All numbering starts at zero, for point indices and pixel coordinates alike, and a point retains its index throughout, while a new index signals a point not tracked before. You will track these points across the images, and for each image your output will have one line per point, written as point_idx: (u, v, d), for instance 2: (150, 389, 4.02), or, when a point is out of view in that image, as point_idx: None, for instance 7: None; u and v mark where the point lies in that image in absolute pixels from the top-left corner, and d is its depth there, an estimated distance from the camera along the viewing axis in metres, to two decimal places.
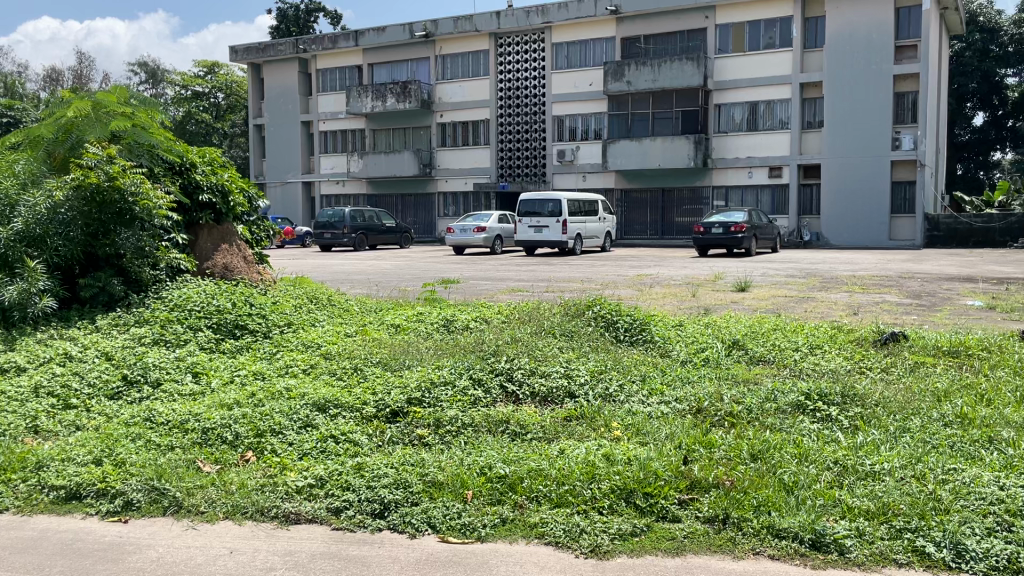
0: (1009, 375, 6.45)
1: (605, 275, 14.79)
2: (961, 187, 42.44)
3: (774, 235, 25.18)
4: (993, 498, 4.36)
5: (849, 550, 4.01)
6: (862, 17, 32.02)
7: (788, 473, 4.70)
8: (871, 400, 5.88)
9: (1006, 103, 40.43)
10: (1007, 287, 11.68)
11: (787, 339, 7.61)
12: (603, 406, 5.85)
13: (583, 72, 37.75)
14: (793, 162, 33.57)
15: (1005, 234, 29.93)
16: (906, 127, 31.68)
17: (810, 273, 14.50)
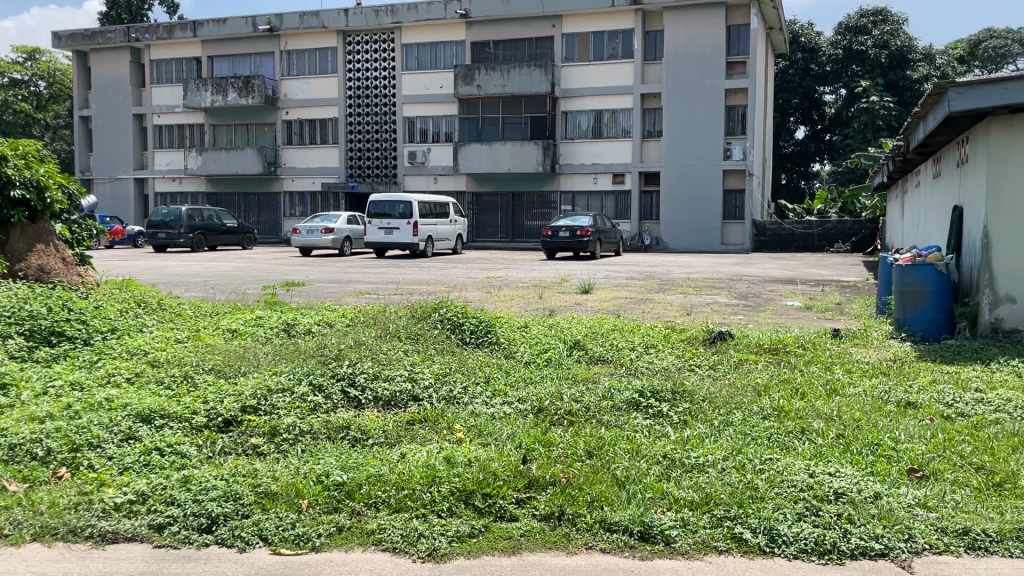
0: (823, 371, 6.98)
1: (453, 278, 14.86)
2: (785, 195, 45.69)
3: (617, 240, 26.11)
4: (803, 485, 4.72)
5: (674, 540, 4.21)
6: (697, 33, 33.81)
7: (621, 469, 4.89)
8: (699, 396, 6.20)
9: (824, 118, 43.91)
10: (821, 288, 12.68)
11: (624, 339, 7.88)
12: (445, 408, 5.85)
13: (433, 74, 37.76)
14: (634, 170, 34.99)
15: (823, 239, 32.57)
16: (737, 139, 33.74)
17: (648, 276, 15.18)
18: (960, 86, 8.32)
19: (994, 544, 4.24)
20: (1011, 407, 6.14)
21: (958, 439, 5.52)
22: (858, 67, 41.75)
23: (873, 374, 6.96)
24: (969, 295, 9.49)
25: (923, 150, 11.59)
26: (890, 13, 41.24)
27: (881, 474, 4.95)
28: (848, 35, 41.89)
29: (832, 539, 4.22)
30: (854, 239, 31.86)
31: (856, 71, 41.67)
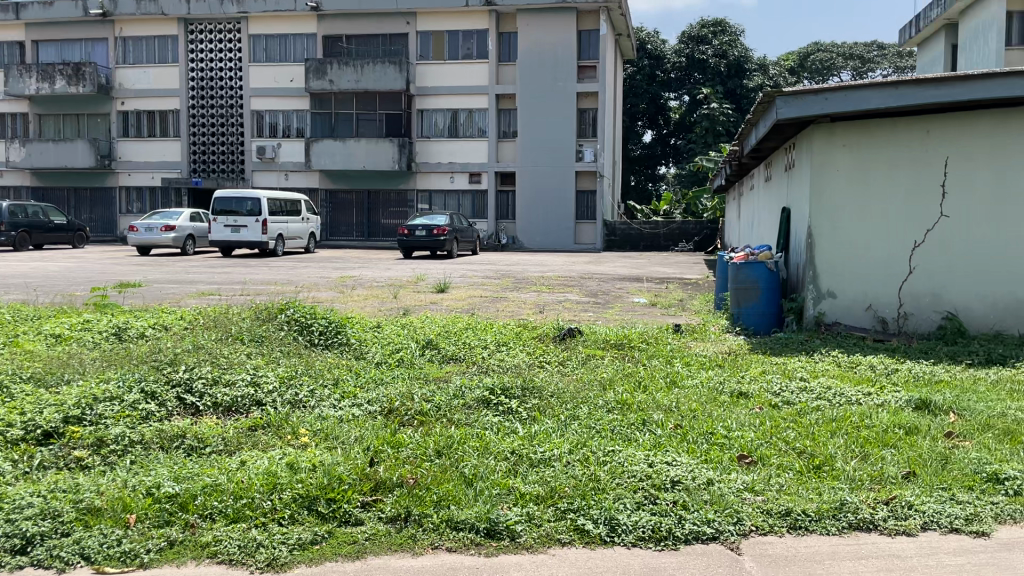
0: (665, 365, 7.29)
1: (305, 277, 14.51)
2: (633, 196, 47.51)
3: (474, 238, 26.29)
4: (642, 475, 4.92)
5: (519, 535, 4.27)
6: (548, 35, 34.55)
7: (469, 466, 4.91)
8: (547, 392, 6.32)
9: (669, 122, 45.81)
10: (666, 284, 13.25)
11: (476, 337, 7.92)
12: (290, 413, 5.67)
13: (282, 68, 36.65)
14: (491, 169, 35.31)
15: (668, 239, 34.02)
16: (588, 141, 34.74)
17: (503, 274, 15.39)
18: (787, 95, 8.96)
19: (813, 523, 4.58)
20: (830, 394, 6.67)
21: (784, 425, 5.92)
22: (699, 75, 43.74)
23: (710, 366, 7.35)
24: (796, 290, 10.21)
25: (757, 155, 12.33)
26: (729, 24, 43.84)
27: (714, 461, 5.25)
28: (690, 44, 44.13)
29: (668, 525, 4.42)
30: (697, 239, 33.57)
31: (698, 79, 43.79)
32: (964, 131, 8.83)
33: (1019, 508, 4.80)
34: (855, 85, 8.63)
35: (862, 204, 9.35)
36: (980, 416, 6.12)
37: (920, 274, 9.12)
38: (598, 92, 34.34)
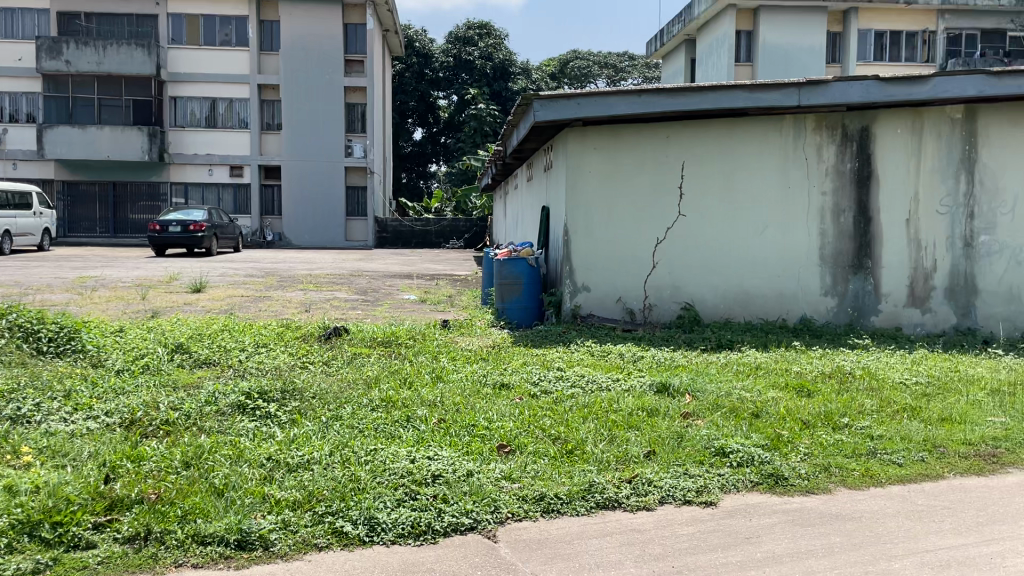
0: (431, 360, 7.36)
1: (37, 278, 13.04)
2: (405, 194, 47.88)
3: (236, 235, 25.05)
4: (404, 471, 4.92)
5: (272, 544, 4.10)
6: (313, 27, 33.65)
7: (220, 476, 4.64)
8: (308, 393, 6.15)
9: (438, 121, 46.49)
10: (435, 281, 13.39)
11: (233, 339, 7.55)
12: (9, 431, 5.04)
13: (9, 45, 32.83)
14: (253, 162, 33.79)
15: (439, 236, 35.00)
16: (357, 136, 34.40)
17: (267, 273, 14.76)
18: (543, 98, 9.29)
19: (564, 505, 4.83)
20: (584, 381, 7.08)
21: (541, 413, 6.19)
22: (467, 76, 44.82)
23: (474, 360, 7.53)
24: (555, 285, 10.73)
25: (519, 155, 12.80)
26: (494, 28, 45.34)
27: (475, 452, 5.38)
28: (457, 44, 44.99)
29: (427, 520, 4.46)
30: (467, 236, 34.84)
31: (465, 79, 44.69)
32: (698, 139, 9.80)
33: (741, 477, 5.37)
34: (604, 92, 9.19)
35: (613, 204, 10.01)
36: (710, 397, 6.79)
37: (663, 267, 9.96)
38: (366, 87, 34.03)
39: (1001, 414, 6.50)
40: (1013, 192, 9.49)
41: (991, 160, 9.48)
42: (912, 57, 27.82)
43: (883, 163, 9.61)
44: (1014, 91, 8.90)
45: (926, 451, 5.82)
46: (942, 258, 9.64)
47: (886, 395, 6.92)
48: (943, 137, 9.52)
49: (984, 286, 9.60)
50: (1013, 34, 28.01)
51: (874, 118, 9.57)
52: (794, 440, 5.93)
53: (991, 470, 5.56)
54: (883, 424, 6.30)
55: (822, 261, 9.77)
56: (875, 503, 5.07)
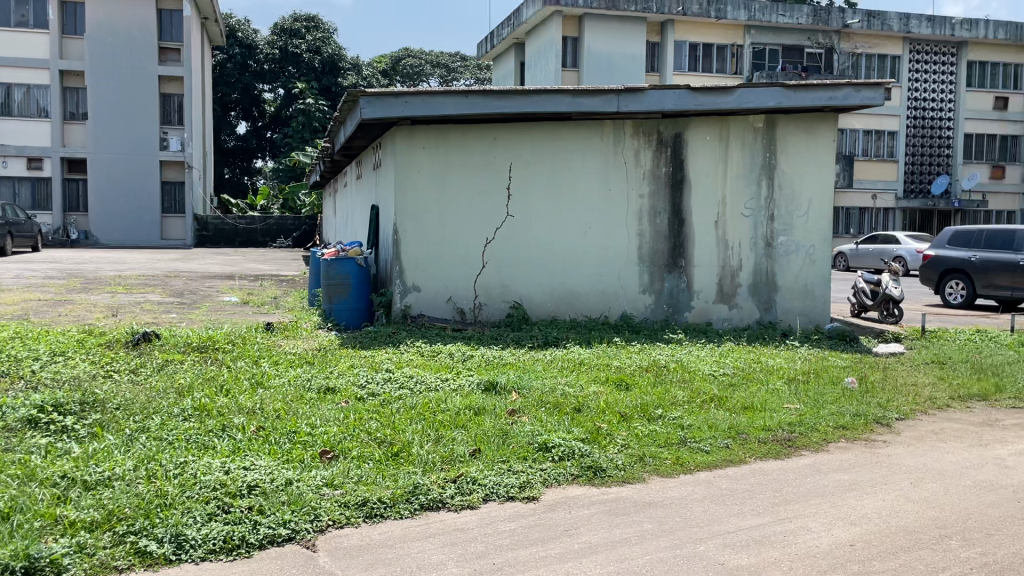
0: (251, 366, 7.05)
1: None
2: (227, 189, 45.50)
3: (34, 233, 22.97)
4: (216, 484, 4.68)
5: (65, 569, 3.78)
6: (123, 11, 31.44)
7: (4, 499, 4.22)
8: (111, 404, 5.73)
9: (264, 116, 44.82)
10: (259, 282, 12.88)
11: (24, 348, 6.89)
12: None
13: None
14: (54, 155, 31.17)
15: (265, 234, 34.23)
16: (173, 129, 32.41)
17: (69, 274, 13.63)
18: (370, 95, 9.13)
19: (387, 509, 4.77)
20: (411, 382, 7.02)
21: (366, 417, 6.08)
22: (293, 69, 43.68)
23: (297, 364, 7.29)
24: (384, 285, 10.60)
25: (348, 153, 12.56)
26: (322, 21, 44.19)
27: (295, 460, 5.21)
28: (283, 36, 43.56)
29: (241, 533, 4.26)
30: (295, 234, 34.33)
31: (292, 73, 43.57)
32: (524, 141, 10.01)
33: (561, 471, 5.53)
34: (430, 92, 9.18)
35: (442, 204, 10.02)
36: (535, 393, 6.95)
37: (491, 267, 10.09)
38: (183, 77, 32.17)
39: (796, 401, 7.08)
40: (807, 197, 10.34)
41: (787, 166, 10.28)
42: (722, 69, 29.68)
43: (695, 168, 10.22)
44: (806, 104, 9.71)
45: (730, 438, 6.23)
46: (746, 257, 10.36)
47: (697, 386, 7.37)
48: (746, 145, 10.23)
49: (783, 283, 10.40)
50: (809, 51, 30.51)
51: (686, 125, 10.15)
52: (613, 432, 6.18)
53: (786, 453, 6.05)
54: (693, 414, 6.69)
55: (641, 261, 10.25)
56: (684, 489, 5.37)
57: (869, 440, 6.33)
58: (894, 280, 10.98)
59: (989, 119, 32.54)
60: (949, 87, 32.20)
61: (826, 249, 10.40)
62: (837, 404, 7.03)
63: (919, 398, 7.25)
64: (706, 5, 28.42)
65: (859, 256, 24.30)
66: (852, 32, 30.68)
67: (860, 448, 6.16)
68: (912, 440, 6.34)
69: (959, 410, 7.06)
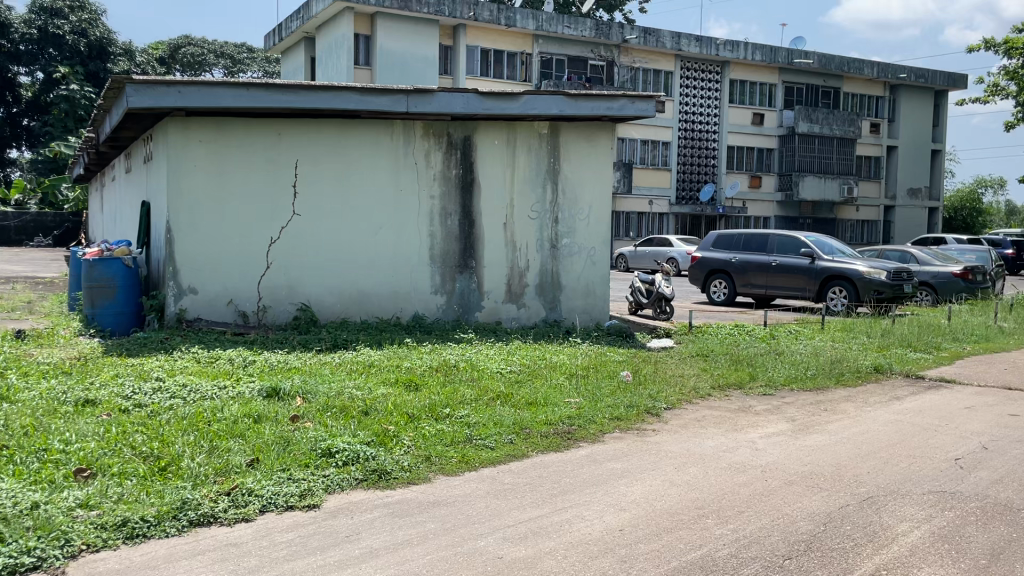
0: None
1: None
2: None
3: None
4: None
5: None
6: None
7: None
8: None
9: (20, 100, 41.13)
10: (12, 285, 11.62)
11: None
12: None
13: None
14: None
15: (20, 232, 30.93)
16: None
17: None
18: (138, 83, 8.51)
19: (151, 528, 4.44)
20: (185, 391, 6.59)
21: (132, 430, 5.63)
22: (55, 52, 39.56)
23: (51, 375, 6.62)
24: (157, 287, 9.90)
25: (117, 144, 11.62)
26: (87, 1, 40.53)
27: (46, 480, 4.73)
28: (42, 15, 39.31)
29: None
30: (56, 233, 31.33)
31: (53, 56, 39.45)
32: (311, 138, 9.75)
33: (345, 476, 5.40)
34: (206, 83, 8.69)
35: (223, 202, 9.53)
36: (320, 398, 6.75)
37: (277, 268, 9.74)
38: None
39: (576, 395, 7.41)
40: (588, 201, 10.85)
41: (570, 171, 10.74)
42: (513, 75, 30.53)
43: (483, 171, 10.42)
44: (586, 113, 10.18)
45: (515, 434, 6.41)
46: (533, 258, 10.71)
47: (484, 384, 7.51)
48: (532, 150, 10.58)
49: (567, 283, 10.85)
50: (592, 63, 32.09)
51: (474, 128, 10.32)
52: (399, 434, 6.13)
53: (565, 445, 6.32)
54: (479, 412, 6.80)
55: (431, 261, 10.30)
56: (467, 486, 5.44)
57: (640, 429, 6.76)
58: (666, 280, 11.84)
59: (747, 133, 36.01)
60: (714, 102, 35.23)
61: (606, 251, 10.96)
62: (613, 396, 7.44)
63: (685, 388, 7.84)
64: (496, 12, 29.12)
65: (638, 257, 25.95)
66: (631, 47, 32.67)
67: (632, 438, 6.56)
68: (678, 427, 6.85)
69: (719, 398, 7.71)
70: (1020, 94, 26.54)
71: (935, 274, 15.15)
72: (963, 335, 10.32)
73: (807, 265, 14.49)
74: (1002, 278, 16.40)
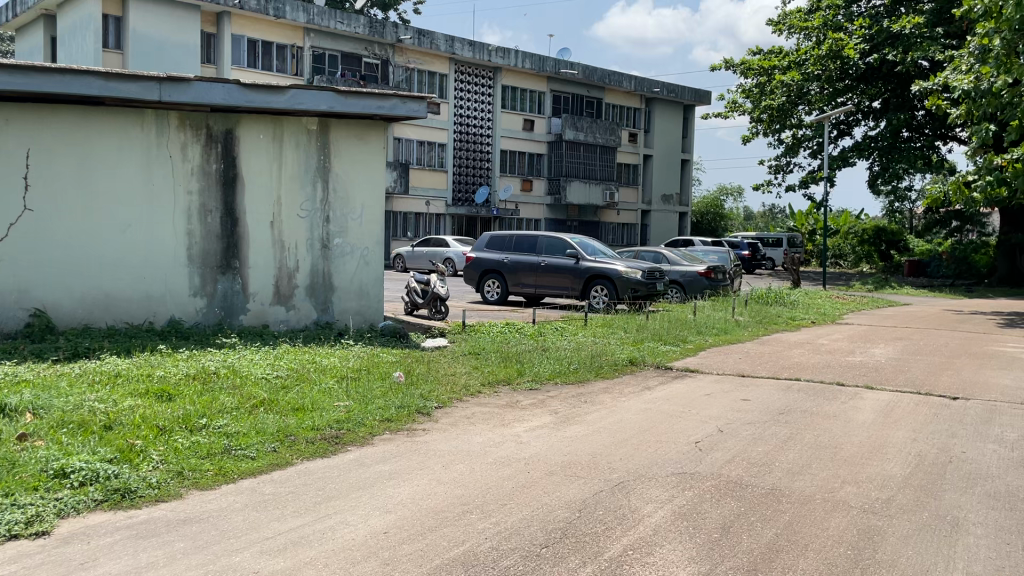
0: None
1: None
2: None
3: None
4: None
5: None
6: None
7: None
8: None
9: None
10: None
11: None
12: None
13: None
14: None
15: None
16: None
17: None
18: None
19: None
20: None
21: None
22: None
23: None
24: None
25: None
26: None
27: None
28: None
29: None
30: None
31: None
32: (45, 125, 8.84)
33: (81, 498, 4.91)
34: None
35: None
36: (54, 413, 6.09)
37: (4, 269, 8.73)
38: None
39: (344, 398, 7.25)
40: (360, 201, 10.69)
41: (341, 170, 10.53)
42: (282, 69, 29.45)
43: (247, 167, 9.95)
44: (356, 110, 10.01)
45: (278, 442, 6.15)
46: (302, 258, 10.37)
47: (246, 391, 7.15)
48: (300, 146, 10.26)
49: (339, 284, 10.62)
50: (366, 61, 31.74)
51: (237, 122, 9.84)
52: (147, 448, 5.67)
53: (332, 450, 6.16)
54: (239, 421, 6.45)
55: (190, 262, 9.67)
56: (223, 500, 5.13)
57: (410, 430, 6.74)
58: (441, 280, 11.95)
59: (518, 138, 37.38)
60: (488, 107, 36.21)
61: (379, 252, 10.86)
62: (384, 397, 7.37)
63: (455, 386, 7.94)
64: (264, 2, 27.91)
65: (415, 257, 26.10)
66: (405, 48, 32.72)
67: (401, 438, 6.52)
68: (447, 425, 6.92)
69: (487, 395, 7.89)
70: (754, 110, 29.70)
71: (683, 273, 16.55)
72: (706, 328, 11.35)
73: (572, 265, 15.26)
74: (739, 276, 18.25)
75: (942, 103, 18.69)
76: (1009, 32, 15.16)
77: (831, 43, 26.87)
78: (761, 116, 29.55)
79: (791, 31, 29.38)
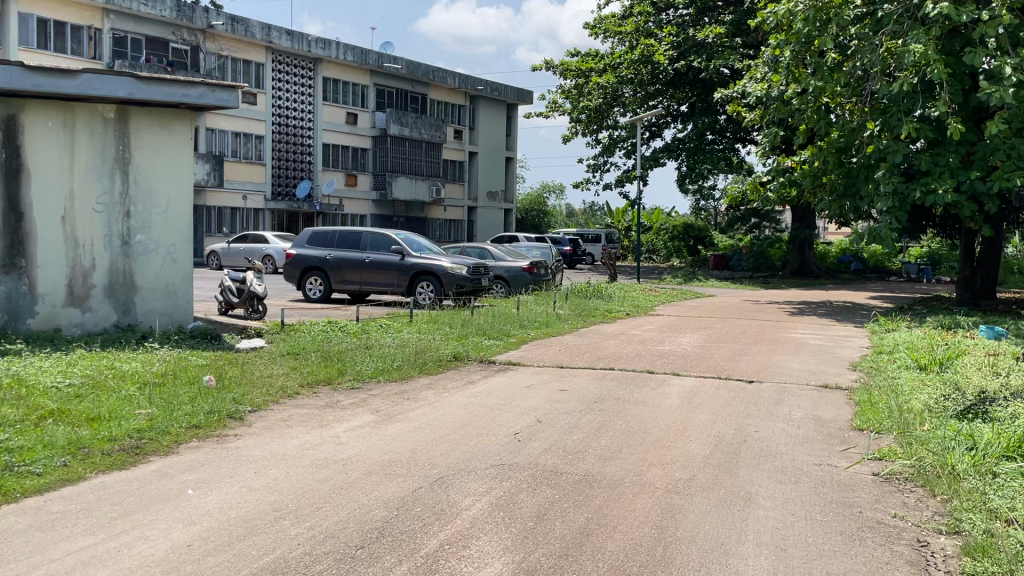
0: None
1: None
2: None
3: None
4: None
5: None
6: None
7: None
8: None
9: None
10: None
11: None
12: None
13: None
14: None
15: None
16: None
17: None
18: None
19: None
20: None
21: None
22: None
23: None
24: None
25: None
26: None
27: None
28: None
29: None
30: None
31: None
32: None
33: None
34: None
35: None
36: None
37: None
38: None
39: (147, 406, 6.79)
40: (165, 195, 10.07)
41: (143, 162, 9.86)
42: (78, 51, 27.17)
43: (34, 157, 9.11)
44: (159, 98, 9.39)
45: (70, 455, 5.66)
46: (99, 257, 9.61)
47: (32, 403, 6.51)
48: (96, 136, 9.51)
49: (142, 284, 9.93)
50: (174, 46, 29.87)
51: (20, 107, 8.98)
52: None
53: (132, 461, 5.74)
54: (23, 434, 5.87)
55: None
56: (3, 522, 4.65)
57: (221, 436, 6.41)
58: (258, 278, 11.48)
59: (342, 131, 36.62)
60: (310, 99, 35.24)
61: (186, 249, 10.28)
62: (192, 404, 6.96)
63: (271, 388, 7.64)
64: None
65: (230, 255, 24.98)
66: (217, 34, 31.15)
67: (211, 446, 6.19)
68: (261, 430, 6.63)
69: (306, 396, 7.66)
70: (573, 111, 30.78)
71: (507, 268, 16.86)
72: (528, 322, 11.62)
73: (398, 262, 15.13)
74: (560, 271, 18.83)
75: (741, 109, 20.12)
76: (796, 44, 16.40)
77: (642, 48, 28.15)
78: (579, 116, 30.72)
79: (606, 35, 30.61)
